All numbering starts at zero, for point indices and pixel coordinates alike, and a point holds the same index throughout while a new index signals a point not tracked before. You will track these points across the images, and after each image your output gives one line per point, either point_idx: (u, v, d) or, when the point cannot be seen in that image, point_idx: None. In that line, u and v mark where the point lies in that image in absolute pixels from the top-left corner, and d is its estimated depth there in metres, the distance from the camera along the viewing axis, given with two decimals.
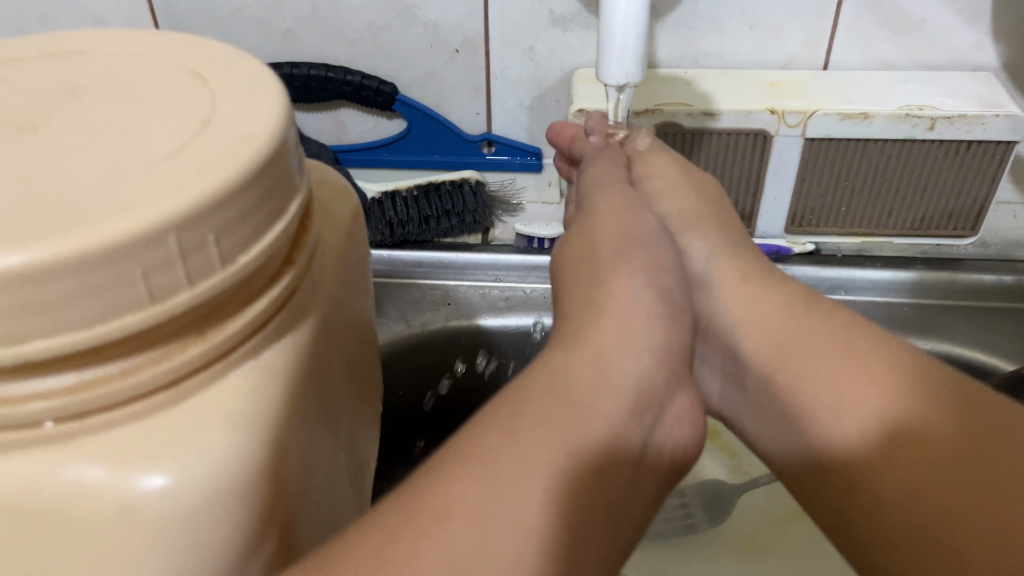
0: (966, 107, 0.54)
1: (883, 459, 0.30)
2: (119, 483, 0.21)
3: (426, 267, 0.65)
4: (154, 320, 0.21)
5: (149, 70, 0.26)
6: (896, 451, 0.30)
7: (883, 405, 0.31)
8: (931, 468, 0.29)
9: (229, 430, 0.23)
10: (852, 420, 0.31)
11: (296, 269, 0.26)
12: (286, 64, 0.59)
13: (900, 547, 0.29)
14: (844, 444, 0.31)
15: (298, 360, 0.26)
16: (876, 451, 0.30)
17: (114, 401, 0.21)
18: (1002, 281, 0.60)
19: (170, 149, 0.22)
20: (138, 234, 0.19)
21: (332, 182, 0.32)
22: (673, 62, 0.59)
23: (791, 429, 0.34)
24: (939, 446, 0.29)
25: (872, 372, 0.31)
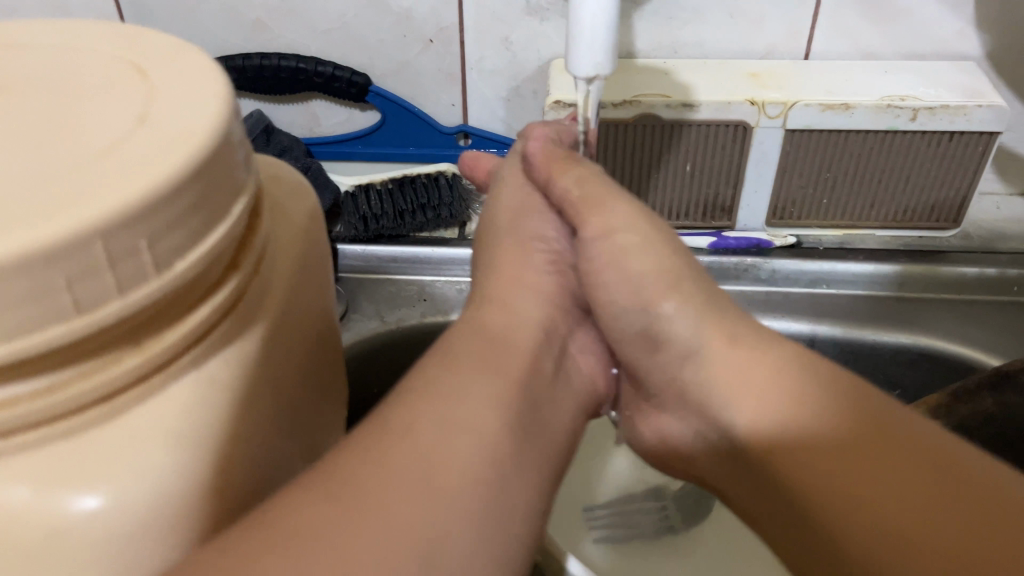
0: (948, 98, 0.53)
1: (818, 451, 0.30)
2: (46, 506, 0.20)
3: (402, 262, 0.63)
4: (83, 331, 0.19)
5: (85, 62, 0.25)
6: (832, 444, 0.29)
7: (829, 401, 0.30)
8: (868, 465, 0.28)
9: (169, 445, 0.21)
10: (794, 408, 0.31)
11: (243, 273, 0.24)
12: (255, 55, 0.57)
13: (847, 567, 0.27)
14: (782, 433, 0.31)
15: (246, 369, 0.24)
16: (813, 442, 0.30)
17: (45, 416, 0.20)
18: (984, 274, 0.60)
19: (99, 148, 0.21)
20: (58, 242, 0.18)
21: (289, 180, 0.31)
22: (651, 51, 0.58)
23: (742, 442, 0.33)
24: (893, 460, 0.28)
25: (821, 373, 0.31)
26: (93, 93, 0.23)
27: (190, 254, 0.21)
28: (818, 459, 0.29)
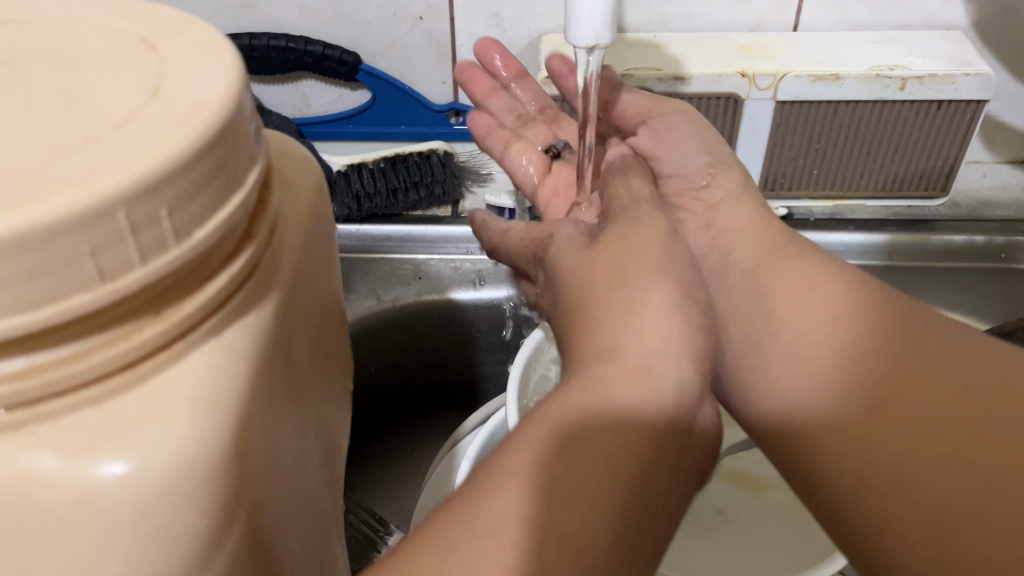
0: (936, 66, 0.54)
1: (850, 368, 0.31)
2: (74, 473, 0.20)
3: (396, 241, 0.63)
4: (106, 300, 0.20)
5: (91, 35, 0.25)
6: (865, 356, 0.31)
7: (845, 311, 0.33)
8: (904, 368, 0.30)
9: (192, 410, 0.22)
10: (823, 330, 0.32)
11: (256, 244, 0.24)
12: (245, 35, 0.57)
13: (876, 448, 0.29)
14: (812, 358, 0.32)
15: (262, 338, 0.25)
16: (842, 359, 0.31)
17: (70, 384, 0.20)
18: (973, 241, 0.60)
19: (114, 119, 0.21)
20: (84, 208, 0.18)
21: (294, 153, 0.31)
22: (641, 26, 0.58)
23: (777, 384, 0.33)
24: (933, 361, 0.29)
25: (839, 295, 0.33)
26: (106, 66, 0.23)
27: (207, 223, 0.22)
28: (859, 362, 0.31)
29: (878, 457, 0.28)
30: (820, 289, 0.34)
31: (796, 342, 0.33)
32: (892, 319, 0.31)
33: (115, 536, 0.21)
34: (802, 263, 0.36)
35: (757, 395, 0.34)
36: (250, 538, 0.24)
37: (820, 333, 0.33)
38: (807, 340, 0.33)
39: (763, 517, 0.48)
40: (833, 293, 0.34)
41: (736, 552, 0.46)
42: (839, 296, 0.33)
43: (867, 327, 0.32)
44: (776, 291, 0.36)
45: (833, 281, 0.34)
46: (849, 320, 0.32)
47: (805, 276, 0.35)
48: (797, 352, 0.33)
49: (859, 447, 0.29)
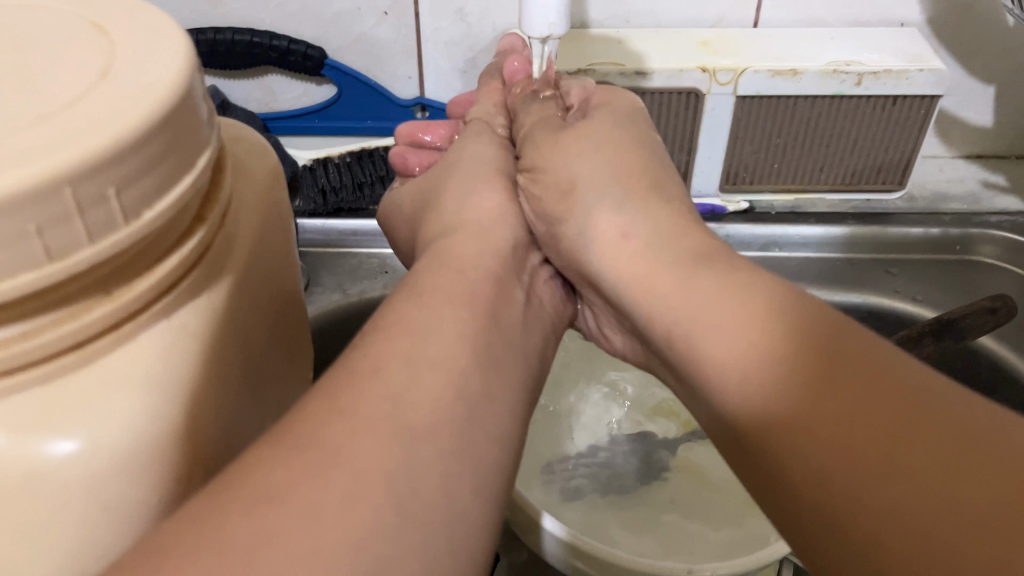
0: (891, 63, 0.55)
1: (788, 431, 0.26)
2: (22, 453, 0.20)
3: (363, 236, 0.63)
4: (53, 278, 0.20)
5: (41, 20, 0.25)
6: (801, 416, 0.25)
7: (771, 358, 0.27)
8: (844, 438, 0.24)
9: (143, 390, 0.22)
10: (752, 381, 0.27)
11: (208, 227, 0.25)
12: (209, 29, 0.57)
13: (827, 532, 0.24)
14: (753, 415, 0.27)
15: (215, 318, 0.25)
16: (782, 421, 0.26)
17: (20, 362, 0.20)
18: (929, 234, 0.62)
19: (61, 101, 0.21)
20: (30, 186, 0.18)
21: (250, 141, 0.31)
22: (604, 21, 0.59)
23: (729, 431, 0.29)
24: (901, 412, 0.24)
25: (767, 338, 0.27)
26: (54, 50, 0.23)
27: (157, 204, 0.22)
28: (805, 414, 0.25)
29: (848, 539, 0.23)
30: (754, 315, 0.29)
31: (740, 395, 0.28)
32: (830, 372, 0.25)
33: (65, 511, 0.21)
34: (734, 279, 0.30)
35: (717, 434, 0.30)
36: None
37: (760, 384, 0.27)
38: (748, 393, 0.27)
39: (702, 497, 0.47)
40: (761, 336, 0.28)
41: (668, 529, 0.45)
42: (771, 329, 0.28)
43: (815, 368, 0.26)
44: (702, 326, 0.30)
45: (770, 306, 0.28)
46: (787, 363, 0.26)
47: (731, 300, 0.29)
48: (737, 403, 0.28)
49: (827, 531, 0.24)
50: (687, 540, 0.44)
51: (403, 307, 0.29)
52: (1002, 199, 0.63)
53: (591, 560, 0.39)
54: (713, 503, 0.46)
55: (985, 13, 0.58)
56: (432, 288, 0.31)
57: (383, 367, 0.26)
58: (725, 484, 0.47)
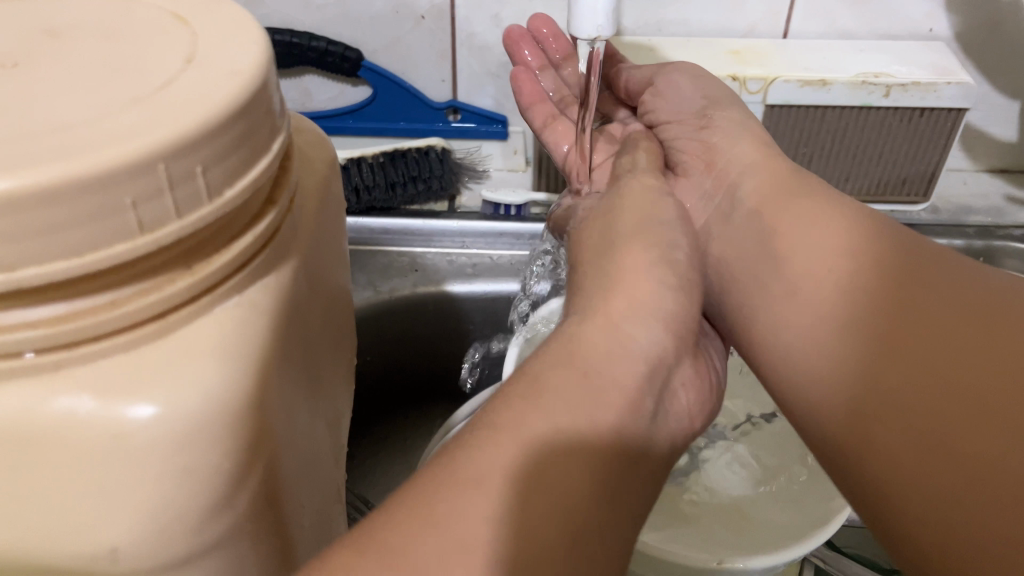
0: (920, 75, 0.56)
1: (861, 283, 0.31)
2: (106, 413, 0.22)
3: (393, 234, 0.64)
4: (143, 249, 0.21)
5: (123, 12, 0.26)
6: (875, 276, 0.31)
7: (844, 243, 0.33)
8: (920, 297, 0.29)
9: (220, 359, 0.23)
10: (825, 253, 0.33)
11: (278, 208, 0.26)
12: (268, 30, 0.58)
13: (900, 359, 0.28)
14: (820, 272, 0.33)
15: (280, 299, 0.26)
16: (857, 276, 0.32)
17: (109, 328, 0.22)
18: (954, 245, 0.62)
19: (152, 85, 0.23)
20: (129, 161, 0.20)
21: (310, 131, 0.33)
22: (637, 30, 0.60)
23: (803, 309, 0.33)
24: (957, 316, 0.28)
25: (842, 231, 0.33)
26: (138, 39, 0.25)
27: (237, 182, 0.23)
28: (862, 329, 0.30)
29: (898, 399, 0.28)
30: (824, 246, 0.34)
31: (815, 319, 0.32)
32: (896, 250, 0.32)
33: (146, 470, 0.22)
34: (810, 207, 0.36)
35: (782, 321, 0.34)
36: (262, 489, 0.25)
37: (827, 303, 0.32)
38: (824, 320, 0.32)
39: (713, 502, 0.46)
40: (837, 228, 0.34)
41: (681, 525, 0.43)
42: (836, 258, 0.33)
43: (882, 290, 0.31)
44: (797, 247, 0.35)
45: (839, 238, 0.33)
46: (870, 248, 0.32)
47: (829, 227, 0.34)
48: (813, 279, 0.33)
49: (885, 426, 0.28)
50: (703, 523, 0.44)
51: None
52: None
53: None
54: (716, 504, 0.46)
55: (1011, 28, 0.59)
56: None
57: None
58: (732, 490, 0.46)
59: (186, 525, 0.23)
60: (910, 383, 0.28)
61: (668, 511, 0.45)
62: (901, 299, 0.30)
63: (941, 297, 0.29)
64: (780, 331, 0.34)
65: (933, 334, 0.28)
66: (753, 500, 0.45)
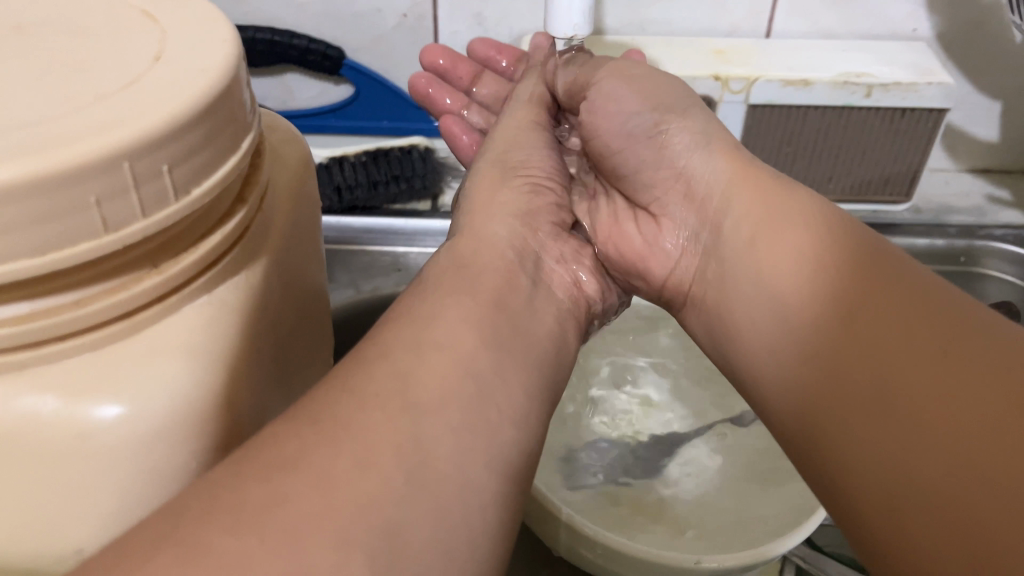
0: (901, 75, 0.56)
1: (827, 307, 0.30)
2: (72, 414, 0.21)
3: (375, 234, 0.63)
4: (108, 248, 0.21)
5: (91, 8, 0.26)
6: (837, 298, 0.30)
7: (803, 260, 0.32)
8: (883, 318, 0.28)
9: (188, 359, 0.23)
10: (788, 274, 0.32)
11: (249, 206, 0.26)
12: (250, 29, 0.58)
13: (869, 385, 0.27)
14: (788, 295, 0.32)
15: (251, 298, 0.26)
16: (823, 299, 0.30)
17: (74, 328, 0.21)
18: (934, 245, 0.62)
19: (118, 81, 0.22)
20: (94, 158, 0.19)
21: (284, 130, 0.32)
22: (619, 29, 0.60)
23: (783, 342, 0.32)
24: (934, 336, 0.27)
25: (801, 247, 0.32)
26: (105, 34, 0.25)
27: (205, 181, 0.23)
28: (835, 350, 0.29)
29: (874, 429, 0.26)
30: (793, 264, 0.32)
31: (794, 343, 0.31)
32: (859, 262, 0.30)
33: (113, 471, 0.22)
34: (774, 220, 0.34)
35: (761, 350, 0.33)
36: None
37: (804, 323, 0.31)
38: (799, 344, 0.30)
39: (695, 501, 0.46)
40: (795, 246, 0.32)
41: (658, 527, 0.44)
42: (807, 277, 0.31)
43: (854, 308, 0.29)
44: (763, 265, 0.33)
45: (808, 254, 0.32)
46: (829, 264, 0.31)
47: (790, 244, 0.33)
48: (784, 309, 0.32)
49: (852, 454, 0.27)
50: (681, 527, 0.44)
51: None
52: (1007, 213, 0.64)
53: (585, 540, 0.39)
54: (695, 502, 0.46)
55: (992, 29, 0.59)
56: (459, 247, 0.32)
57: (401, 352, 0.27)
58: (710, 488, 0.46)
59: None
60: (888, 408, 0.26)
61: (647, 514, 0.45)
62: (870, 318, 0.28)
63: (917, 318, 0.27)
64: (759, 360, 0.33)
65: (901, 359, 0.27)
66: (732, 497, 0.46)
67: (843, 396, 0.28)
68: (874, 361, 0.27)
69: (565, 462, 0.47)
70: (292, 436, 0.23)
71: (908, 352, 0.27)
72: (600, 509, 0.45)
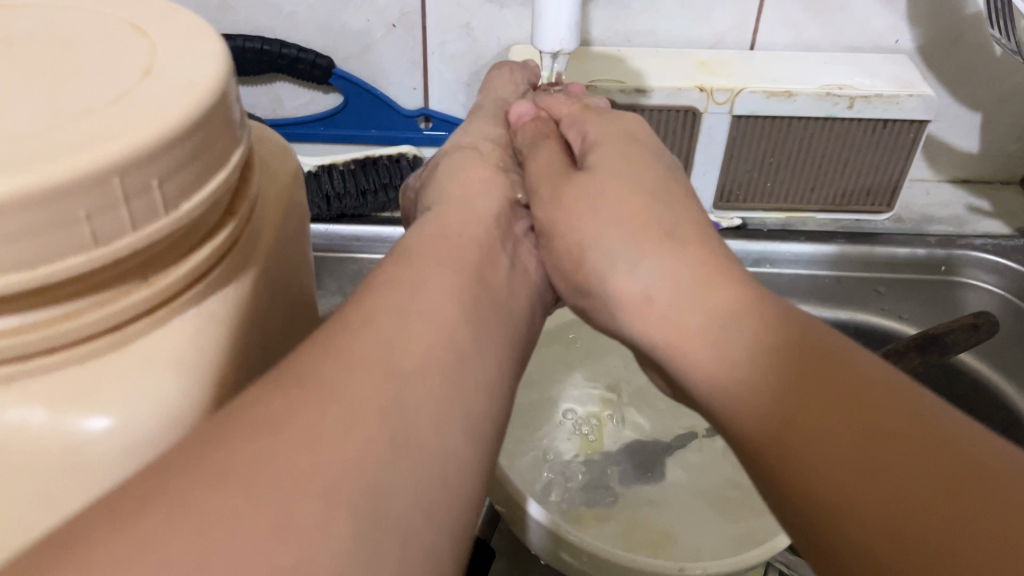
0: (882, 87, 0.57)
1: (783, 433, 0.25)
2: (63, 424, 0.22)
3: (364, 241, 0.64)
4: (97, 262, 0.21)
5: (84, 22, 0.26)
6: (794, 421, 0.25)
7: (753, 369, 0.27)
8: (845, 451, 0.23)
9: (177, 373, 0.23)
10: (737, 386, 0.27)
11: (237, 220, 0.26)
12: (239, 37, 0.58)
13: (847, 540, 0.22)
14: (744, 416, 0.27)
15: (238, 308, 0.26)
16: (778, 422, 0.25)
17: (64, 340, 0.22)
18: (916, 254, 0.63)
19: (109, 96, 0.23)
20: (83, 174, 0.20)
21: (273, 142, 0.33)
22: (606, 40, 0.61)
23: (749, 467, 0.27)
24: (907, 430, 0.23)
25: (748, 349, 0.27)
26: (97, 49, 0.25)
27: (194, 196, 0.23)
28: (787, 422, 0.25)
29: None
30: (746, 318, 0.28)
31: (730, 402, 0.27)
32: (814, 371, 0.26)
33: (105, 479, 0.22)
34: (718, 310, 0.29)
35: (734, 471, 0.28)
36: None
37: (749, 388, 0.27)
38: (737, 403, 0.27)
39: (679, 510, 0.46)
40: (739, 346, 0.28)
41: (642, 537, 0.44)
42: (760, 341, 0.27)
43: (803, 414, 0.25)
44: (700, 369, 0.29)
45: (765, 313, 0.28)
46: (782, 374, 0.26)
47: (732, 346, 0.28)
48: (738, 429, 0.27)
49: None
50: (660, 539, 0.44)
51: (399, 269, 0.31)
52: (986, 223, 0.65)
53: (569, 547, 0.40)
54: (680, 509, 0.46)
55: (973, 41, 0.60)
56: (445, 253, 0.33)
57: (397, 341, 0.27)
58: (693, 494, 0.47)
59: None
60: (848, 516, 0.23)
61: (631, 524, 0.45)
62: (824, 431, 0.24)
63: (888, 407, 0.24)
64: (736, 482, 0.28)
65: (877, 505, 0.22)
66: (717, 504, 0.46)
67: (795, 473, 0.24)
68: (847, 510, 0.23)
69: (545, 476, 0.48)
70: (279, 394, 0.23)
71: (884, 490, 0.22)
72: (584, 519, 0.45)
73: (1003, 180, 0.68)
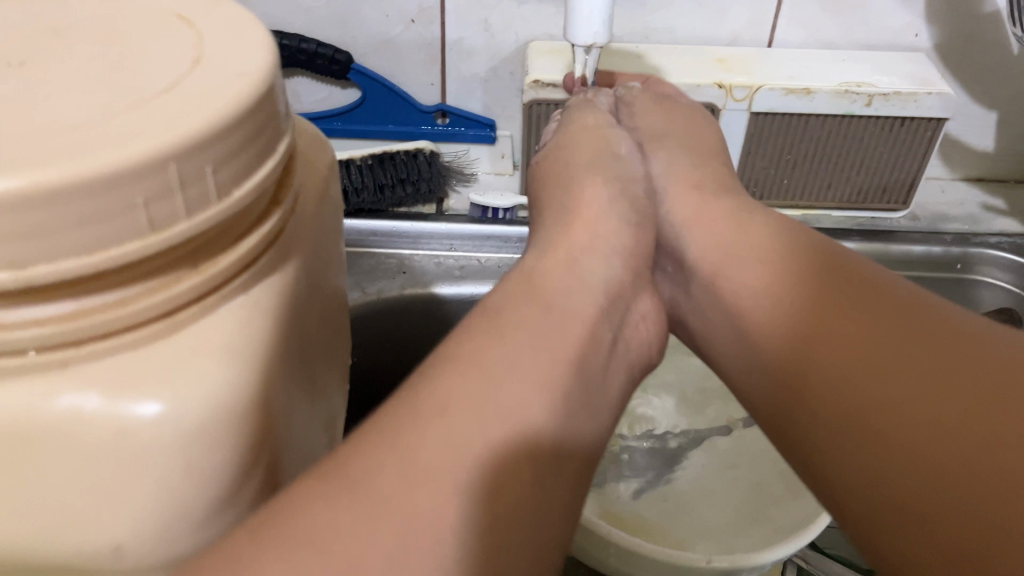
0: (901, 85, 0.57)
1: (812, 346, 0.31)
2: (115, 409, 0.22)
3: (381, 236, 0.63)
4: (154, 248, 0.21)
5: (128, 14, 0.26)
6: (820, 334, 0.31)
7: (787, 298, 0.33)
8: (860, 350, 0.29)
9: (224, 358, 0.23)
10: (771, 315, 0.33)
11: (283, 209, 0.27)
12: None
13: (870, 415, 0.27)
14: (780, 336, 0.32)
15: (281, 297, 0.26)
16: (808, 336, 0.31)
17: (117, 327, 0.22)
18: (931, 252, 0.63)
19: (161, 85, 0.23)
20: (141, 161, 0.20)
21: (310, 133, 0.33)
22: (624, 37, 0.61)
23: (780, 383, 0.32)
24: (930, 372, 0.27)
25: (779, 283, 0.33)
26: (144, 39, 0.25)
27: (244, 184, 0.23)
28: (835, 377, 0.29)
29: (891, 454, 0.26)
30: (792, 292, 0.33)
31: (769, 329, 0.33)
32: (829, 288, 0.32)
33: (155, 465, 0.22)
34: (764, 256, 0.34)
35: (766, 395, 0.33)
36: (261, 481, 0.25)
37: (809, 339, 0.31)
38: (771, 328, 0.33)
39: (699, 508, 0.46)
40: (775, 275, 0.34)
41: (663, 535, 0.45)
42: (809, 307, 0.32)
43: (825, 328, 0.31)
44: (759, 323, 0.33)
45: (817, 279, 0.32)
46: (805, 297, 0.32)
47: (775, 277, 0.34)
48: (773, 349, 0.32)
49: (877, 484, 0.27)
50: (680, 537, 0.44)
51: None
52: (1001, 221, 0.65)
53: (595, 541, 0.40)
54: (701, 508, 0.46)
55: (990, 40, 0.60)
56: None
57: None
58: (712, 490, 0.47)
59: (188, 515, 0.23)
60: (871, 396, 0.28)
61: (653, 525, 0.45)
62: (841, 338, 0.30)
63: (903, 325, 0.29)
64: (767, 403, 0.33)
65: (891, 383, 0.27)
66: (738, 501, 0.46)
67: (823, 377, 0.30)
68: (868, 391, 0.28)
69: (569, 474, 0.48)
70: None
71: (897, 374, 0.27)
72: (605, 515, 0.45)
73: (1017, 178, 0.68)
